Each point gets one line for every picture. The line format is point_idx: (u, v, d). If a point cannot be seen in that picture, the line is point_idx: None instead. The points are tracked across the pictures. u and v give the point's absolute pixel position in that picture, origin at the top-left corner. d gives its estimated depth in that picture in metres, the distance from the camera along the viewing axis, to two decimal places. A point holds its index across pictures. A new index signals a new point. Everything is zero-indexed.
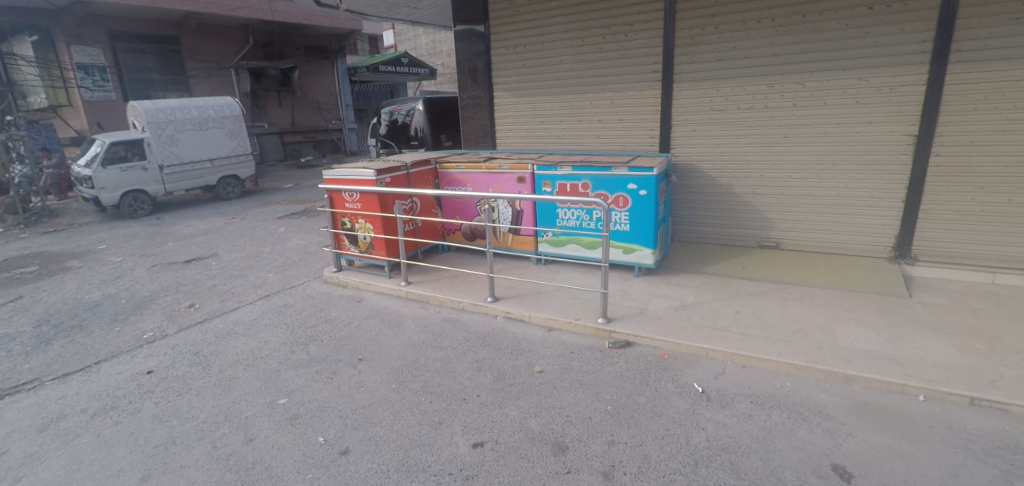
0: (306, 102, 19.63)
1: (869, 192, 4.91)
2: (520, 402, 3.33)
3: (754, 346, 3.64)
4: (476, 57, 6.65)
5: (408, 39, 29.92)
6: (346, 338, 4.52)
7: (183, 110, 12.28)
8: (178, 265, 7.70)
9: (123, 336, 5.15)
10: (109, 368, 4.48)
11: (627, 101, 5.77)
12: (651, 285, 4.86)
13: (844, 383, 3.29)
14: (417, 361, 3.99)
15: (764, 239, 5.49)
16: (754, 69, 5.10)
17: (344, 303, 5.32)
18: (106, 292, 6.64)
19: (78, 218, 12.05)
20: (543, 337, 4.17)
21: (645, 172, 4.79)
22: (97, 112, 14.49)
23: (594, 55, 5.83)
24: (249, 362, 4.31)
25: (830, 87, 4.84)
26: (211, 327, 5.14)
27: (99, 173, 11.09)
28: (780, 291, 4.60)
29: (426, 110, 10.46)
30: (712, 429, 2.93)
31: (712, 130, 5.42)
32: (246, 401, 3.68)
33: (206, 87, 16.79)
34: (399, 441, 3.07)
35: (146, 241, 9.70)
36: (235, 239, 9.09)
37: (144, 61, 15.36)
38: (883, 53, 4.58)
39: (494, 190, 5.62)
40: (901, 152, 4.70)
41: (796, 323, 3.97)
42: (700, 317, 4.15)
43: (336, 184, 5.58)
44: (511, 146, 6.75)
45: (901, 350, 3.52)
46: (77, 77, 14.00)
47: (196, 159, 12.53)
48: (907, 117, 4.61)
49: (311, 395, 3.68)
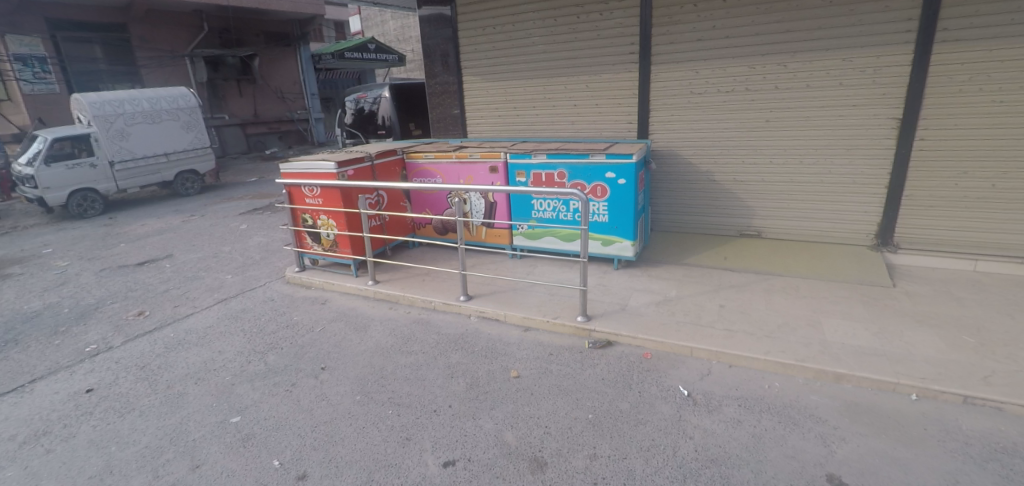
0: (269, 92, 18.80)
1: (852, 177, 4.78)
2: (495, 413, 3.08)
3: (740, 344, 3.47)
4: (443, 41, 6.29)
5: (376, 24, 28.98)
6: (308, 345, 4.21)
7: (133, 102, 11.56)
8: (130, 268, 7.21)
9: (62, 351, 4.74)
10: (44, 388, 4.09)
11: (603, 85, 5.51)
12: (631, 278, 4.66)
13: (835, 382, 3.14)
14: (384, 369, 3.70)
15: (745, 227, 5.34)
16: (734, 50, 4.89)
17: (307, 306, 4.99)
18: (49, 300, 6.16)
19: (24, 219, 11.30)
20: (519, 338, 3.93)
21: (624, 159, 4.55)
22: (39, 107, 13.62)
23: (568, 37, 5.54)
24: (200, 375, 3.97)
25: (812, 69, 4.67)
26: (161, 337, 4.75)
27: (42, 172, 10.34)
28: (763, 282, 4.45)
29: (393, 98, 10.06)
30: (700, 438, 2.74)
31: (692, 115, 5.21)
32: (195, 421, 3.35)
33: (160, 77, 15.89)
34: (362, 462, 2.79)
35: (97, 242, 9.11)
36: (193, 237, 8.59)
37: (91, 50, 14.45)
38: (866, 33, 4.42)
39: (465, 181, 5.32)
40: (883, 136, 4.58)
41: (782, 317, 3.82)
42: (683, 312, 3.97)
43: (295, 179, 5.20)
44: (483, 134, 6.44)
45: (890, 344, 3.39)
46: (16, 68, 13.09)
47: (149, 154, 11.83)
48: (891, 99, 4.47)
49: (268, 411, 3.36)
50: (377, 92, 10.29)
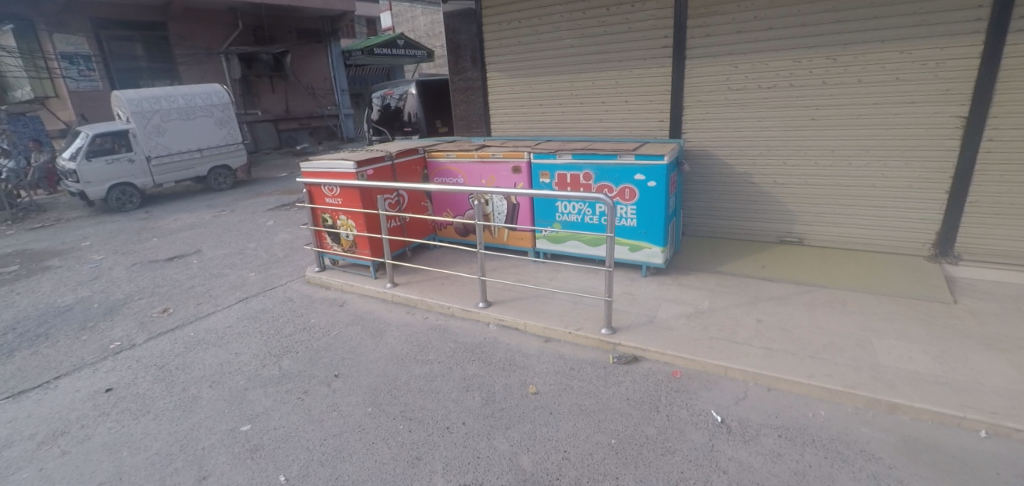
0: (301, 88, 19.08)
1: (907, 182, 4.39)
2: (511, 433, 2.89)
3: (781, 365, 3.18)
4: (469, 37, 6.11)
5: (406, 20, 29.08)
6: (323, 350, 4.10)
7: (169, 98, 11.82)
8: (159, 263, 7.30)
9: (88, 347, 4.77)
10: (67, 385, 4.10)
11: (633, 81, 5.22)
12: (660, 287, 4.39)
13: (889, 413, 2.84)
14: (398, 379, 3.56)
15: (785, 234, 4.98)
16: (778, 42, 4.52)
17: (325, 308, 4.90)
18: (80, 294, 6.27)
19: (67, 212, 11.71)
20: (539, 349, 3.73)
21: (654, 160, 4.27)
22: (84, 103, 14.11)
23: (597, 30, 5.27)
24: (215, 378, 3.90)
25: (866, 62, 4.26)
26: (182, 336, 4.73)
27: (84, 166, 10.70)
28: (805, 295, 4.12)
29: (419, 94, 9.94)
30: (735, 473, 2.48)
31: (730, 112, 4.87)
32: (205, 428, 3.26)
33: (196, 74, 16.25)
34: (369, 481, 2.64)
35: (132, 236, 9.32)
36: (222, 233, 8.69)
37: (132, 48, 14.87)
38: (929, 22, 4.00)
39: (487, 181, 5.14)
40: (946, 137, 4.17)
41: (827, 336, 3.50)
42: (717, 327, 3.68)
43: (315, 178, 5.12)
44: (507, 132, 6.24)
45: (953, 371, 3.05)
46: (62, 66, 13.58)
47: (184, 149, 12.11)
48: (955, 95, 4.05)
49: (277, 421, 3.24)
50: (403, 88, 10.19)
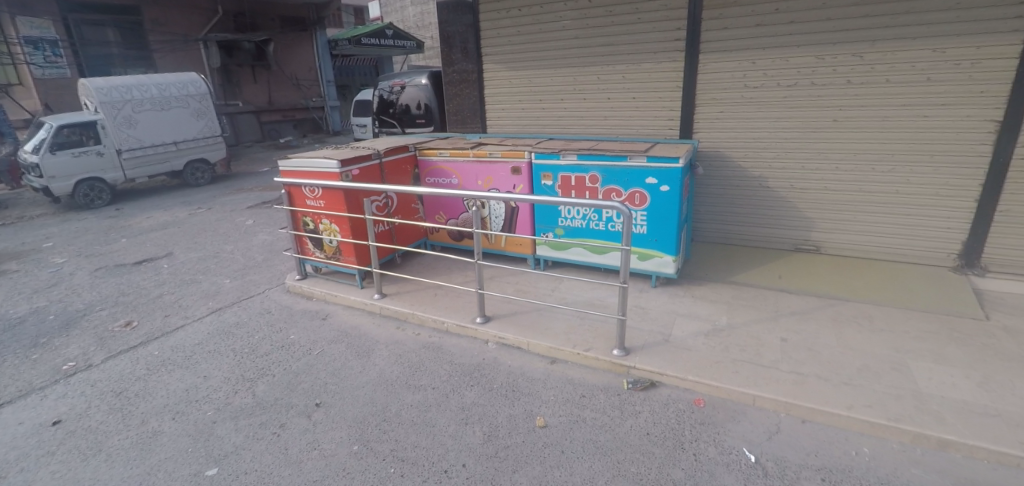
0: (285, 77, 18.35)
1: (934, 188, 4.10)
2: (518, 478, 2.53)
3: (814, 392, 2.86)
4: (463, 29, 5.69)
5: (393, 10, 28.41)
6: (304, 372, 3.70)
7: (142, 88, 11.16)
8: (126, 268, 6.78)
9: (37, 369, 4.29)
10: (11, 415, 3.64)
11: (641, 76, 4.86)
12: (673, 300, 4.06)
13: (939, 449, 2.53)
14: (387, 409, 3.18)
15: (801, 241, 4.68)
16: (799, 36, 4.19)
17: (306, 322, 4.48)
18: (37, 304, 5.76)
19: (30, 209, 11.02)
20: (544, 373, 3.37)
21: (668, 163, 3.92)
22: (51, 92, 13.35)
23: (603, 21, 4.90)
24: (179, 408, 3.49)
25: (895, 60, 3.95)
26: (144, 355, 4.28)
27: (48, 159, 10.00)
28: (828, 309, 3.82)
29: (431, 85, 9.48)
30: None
31: (745, 111, 4.54)
32: (165, 472, 2.86)
33: (172, 62, 15.46)
34: None
35: (100, 236, 8.74)
36: (196, 234, 8.16)
37: (103, 34, 14.07)
38: (965, 17, 3.71)
39: (484, 182, 4.75)
40: (977, 141, 3.88)
41: (859, 357, 3.19)
42: (740, 348, 3.36)
43: (294, 178, 4.67)
44: (504, 129, 5.85)
45: (1004, 399, 2.75)
46: (26, 52, 12.79)
47: (158, 142, 11.44)
48: (990, 97, 3.77)
49: (249, 463, 2.85)
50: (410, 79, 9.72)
